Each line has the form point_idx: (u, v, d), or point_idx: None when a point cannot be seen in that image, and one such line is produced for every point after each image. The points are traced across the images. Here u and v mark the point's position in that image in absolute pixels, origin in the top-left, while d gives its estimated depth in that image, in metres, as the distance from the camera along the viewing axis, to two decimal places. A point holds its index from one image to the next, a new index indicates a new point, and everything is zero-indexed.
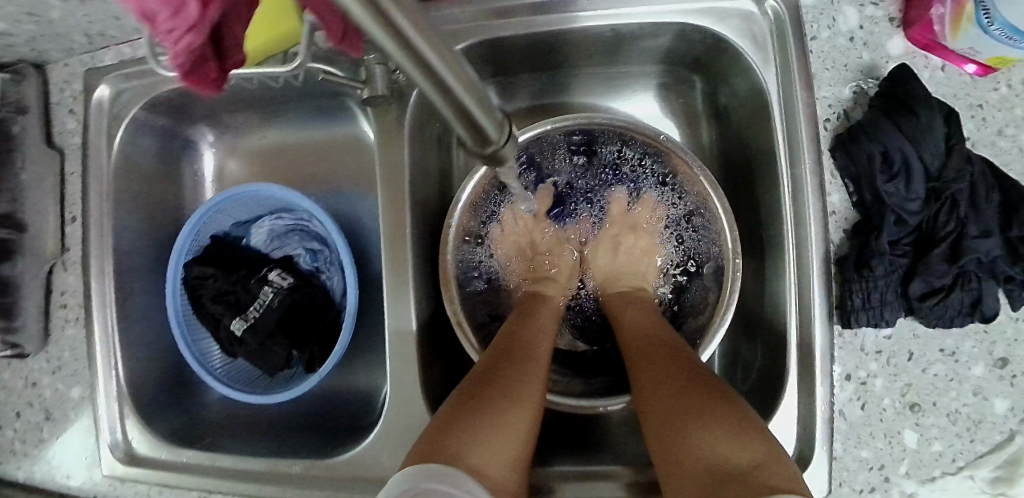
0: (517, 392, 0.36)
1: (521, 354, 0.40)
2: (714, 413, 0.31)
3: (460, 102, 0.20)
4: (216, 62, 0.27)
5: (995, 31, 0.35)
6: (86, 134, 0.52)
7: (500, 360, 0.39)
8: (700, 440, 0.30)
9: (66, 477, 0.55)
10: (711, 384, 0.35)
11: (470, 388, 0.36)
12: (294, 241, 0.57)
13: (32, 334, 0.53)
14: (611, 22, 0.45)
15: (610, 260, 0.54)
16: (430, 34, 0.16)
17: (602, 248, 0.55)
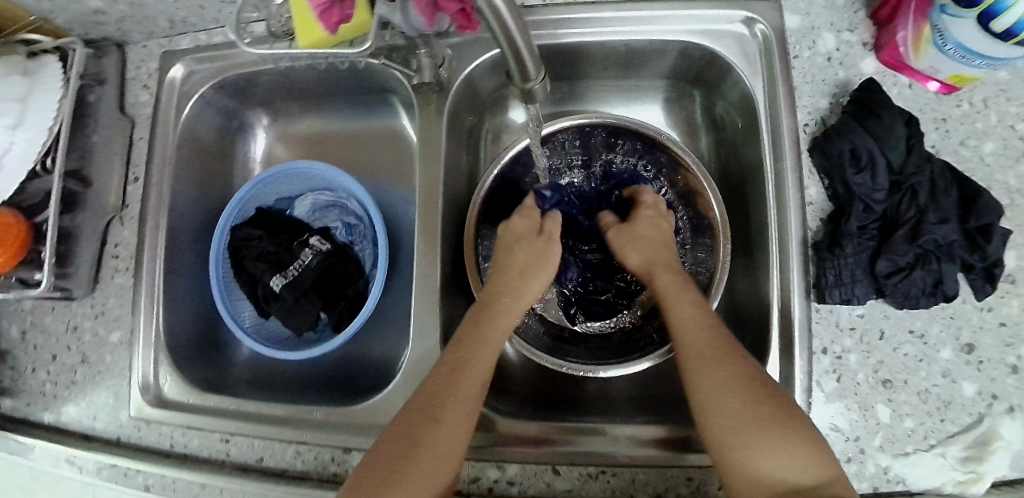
0: (445, 426, 0.40)
1: (461, 379, 0.42)
2: (783, 434, 0.37)
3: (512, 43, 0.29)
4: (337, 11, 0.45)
5: (949, 50, 0.42)
6: (158, 105, 0.59)
7: (448, 382, 0.42)
8: (773, 461, 0.37)
9: (91, 419, 0.58)
10: (774, 396, 0.39)
11: (406, 424, 0.40)
12: (333, 215, 0.62)
13: (82, 280, 0.58)
14: (625, 38, 0.53)
15: (632, 245, 0.54)
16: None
17: (623, 235, 0.55)
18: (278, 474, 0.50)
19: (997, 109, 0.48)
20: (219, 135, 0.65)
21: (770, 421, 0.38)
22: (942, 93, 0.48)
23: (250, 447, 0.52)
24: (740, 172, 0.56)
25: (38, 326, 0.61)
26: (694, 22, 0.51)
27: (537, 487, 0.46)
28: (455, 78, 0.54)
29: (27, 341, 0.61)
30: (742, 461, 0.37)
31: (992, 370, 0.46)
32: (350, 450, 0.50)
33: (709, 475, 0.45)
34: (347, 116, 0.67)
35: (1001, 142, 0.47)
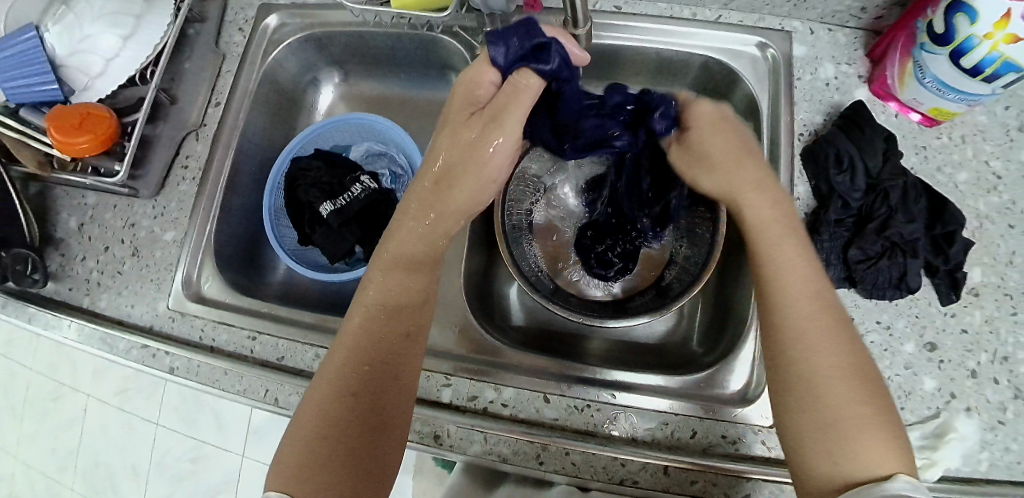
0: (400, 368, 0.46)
1: (390, 354, 0.46)
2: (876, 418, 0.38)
3: None
4: None
5: (927, 82, 0.50)
6: (250, 47, 0.68)
7: (387, 334, 0.46)
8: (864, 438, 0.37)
9: (129, 307, 0.63)
10: (866, 382, 0.39)
11: (363, 386, 0.44)
12: (382, 163, 0.70)
13: (150, 182, 0.65)
14: (657, 46, 0.62)
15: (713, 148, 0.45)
16: None
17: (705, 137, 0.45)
18: (295, 373, 0.55)
19: (974, 145, 0.55)
20: (292, 84, 0.74)
21: (863, 396, 0.39)
22: (924, 125, 0.55)
23: (273, 346, 0.56)
24: None
25: (97, 220, 0.68)
26: (716, 40, 0.61)
27: (527, 412, 0.50)
28: None
29: (85, 233, 0.68)
30: (829, 452, 0.38)
31: (952, 370, 0.51)
32: None
33: (687, 423, 0.49)
34: (405, 86, 0.76)
35: (972, 174, 0.55)
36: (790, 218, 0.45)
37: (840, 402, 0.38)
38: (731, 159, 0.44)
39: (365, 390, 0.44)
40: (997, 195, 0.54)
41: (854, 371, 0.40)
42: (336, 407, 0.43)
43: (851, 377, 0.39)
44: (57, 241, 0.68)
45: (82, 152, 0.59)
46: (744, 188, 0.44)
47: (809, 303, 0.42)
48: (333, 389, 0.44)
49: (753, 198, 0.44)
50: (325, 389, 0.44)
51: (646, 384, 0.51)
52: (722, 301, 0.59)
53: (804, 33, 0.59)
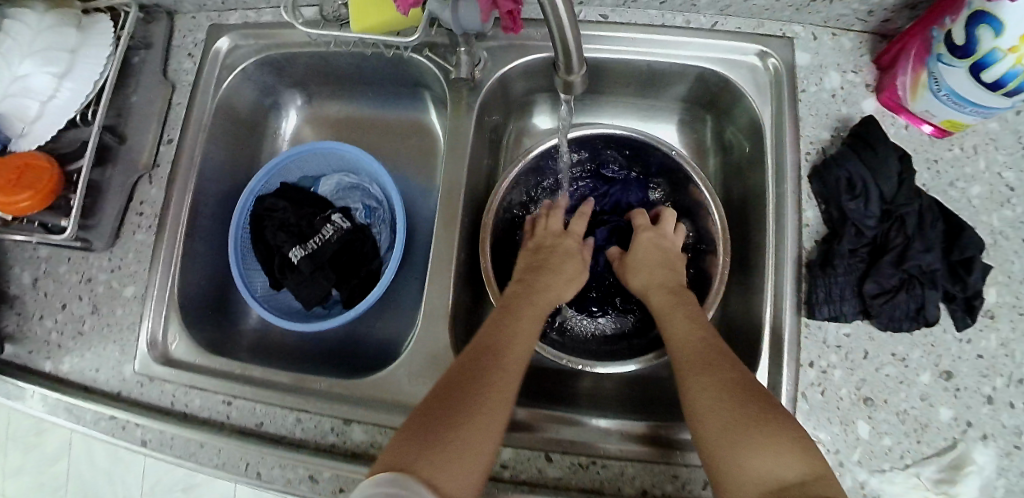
0: (500, 386, 0.43)
1: (485, 370, 0.44)
2: (766, 425, 0.39)
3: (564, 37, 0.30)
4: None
5: (943, 95, 0.46)
6: (200, 73, 0.62)
7: (491, 350, 0.45)
8: (763, 453, 0.37)
9: (93, 370, 0.58)
10: (751, 396, 0.41)
11: (457, 390, 0.42)
12: (355, 196, 0.65)
13: (104, 232, 0.59)
14: (647, 58, 0.57)
15: (649, 253, 0.57)
16: None
17: (642, 245, 0.58)
18: (276, 440, 0.51)
19: (987, 156, 0.52)
20: (253, 110, 0.67)
21: (755, 414, 0.39)
22: (934, 136, 0.52)
23: (251, 411, 0.53)
24: (743, 193, 0.59)
25: (51, 275, 0.62)
26: (713, 49, 0.56)
27: (530, 472, 0.47)
28: (487, 79, 0.58)
29: (39, 289, 0.62)
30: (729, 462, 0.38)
31: (968, 397, 0.49)
32: (351, 422, 0.50)
33: (698, 474, 0.46)
34: (376, 106, 0.71)
35: (986, 187, 0.51)
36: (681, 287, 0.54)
37: (727, 426, 0.39)
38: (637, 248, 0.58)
39: (452, 394, 0.41)
40: (1011, 208, 0.51)
41: (737, 387, 0.42)
42: (432, 402, 0.41)
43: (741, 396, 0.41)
44: (10, 299, 0.62)
45: (22, 209, 0.53)
46: (655, 276, 0.55)
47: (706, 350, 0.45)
48: (435, 389, 0.43)
49: (659, 280, 0.55)
50: (422, 402, 0.42)
51: (650, 433, 0.49)
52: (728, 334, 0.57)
53: (805, 39, 0.55)
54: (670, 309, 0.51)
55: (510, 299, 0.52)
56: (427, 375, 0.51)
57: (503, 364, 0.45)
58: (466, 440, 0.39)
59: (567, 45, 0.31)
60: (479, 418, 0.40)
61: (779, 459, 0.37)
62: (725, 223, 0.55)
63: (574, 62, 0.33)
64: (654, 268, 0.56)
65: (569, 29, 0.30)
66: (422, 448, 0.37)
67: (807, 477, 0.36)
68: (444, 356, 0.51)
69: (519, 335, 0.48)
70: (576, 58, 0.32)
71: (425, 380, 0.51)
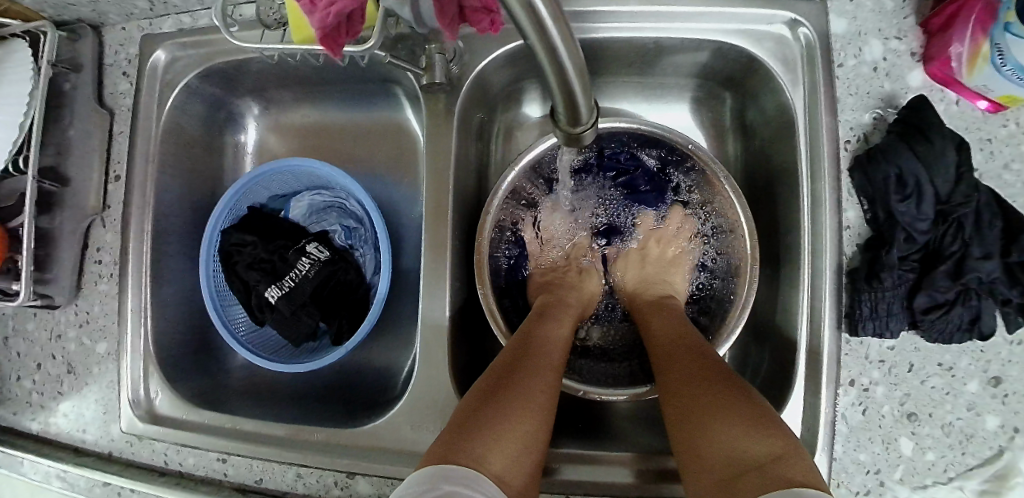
0: (543, 377, 0.40)
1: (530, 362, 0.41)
2: (730, 405, 0.35)
3: (570, 90, 0.23)
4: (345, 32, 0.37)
5: (1007, 70, 0.39)
6: (139, 96, 0.54)
7: (533, 344, 0.43)
8: (720, 436, 0.33)
9: (80, 431, 0.55)
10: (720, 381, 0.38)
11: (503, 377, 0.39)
12: (331, 217, 0.59)
13: (64, 287, 0.54)
14: (654, 35, 0.49)
15: (638, 271, 0.56)
16: (565, 26, 0.20)
17: (630, 262, 0.58)
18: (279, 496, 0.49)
19: None
20: (208, 127, 0.60)
21: (716, 399, 0.36)
22: (989, 112, 0.45)
23: (248, 468, 0.50)
24: (769, 184, 0.53)
25: (20, 333, 0.57)
26: (731, 22, 0.47)
27: None
28: (466, 76, 0.50)
29: (10, 348, 0.58)
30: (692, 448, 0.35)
31: (1017, 404, 0.45)
32: (354, 474, 0.48)
33: None
34: (347, 108, 0.63)
35: None
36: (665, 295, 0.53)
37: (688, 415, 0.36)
38: (630, 259, 0.58)
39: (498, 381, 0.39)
40: None
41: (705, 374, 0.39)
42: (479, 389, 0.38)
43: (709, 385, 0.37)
44: None
45: None
46: (641, 285, 0.55)
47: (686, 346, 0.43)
48: (479, 384, 0.39)
49: (650, 293, 0.54)
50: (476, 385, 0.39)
51: (662, 468, 0.45)
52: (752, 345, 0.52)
53: (841, 1, 0.47)
54: (652, 315, 0.50)
55: (545, 308, 0.50)
56: (431, 420, 0.48)
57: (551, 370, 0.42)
58: (521, 440, 0.35)
59: (573, 94, 0.23)
60: (528, 404, 0.37)
61: (731, 443, 0.32)
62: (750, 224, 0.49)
63: (587, 110, 0.25)
64: (646, 279, 0.55)
65: (575, 75, 0.22)
66: (487, 440, 0.33)
67: (763, 459, 0.31)
68: (446, 399, 0.48)
69: (558, 341, 0.45)
70: (587, 107, 0.24)
71: (429, 426, 0.47)
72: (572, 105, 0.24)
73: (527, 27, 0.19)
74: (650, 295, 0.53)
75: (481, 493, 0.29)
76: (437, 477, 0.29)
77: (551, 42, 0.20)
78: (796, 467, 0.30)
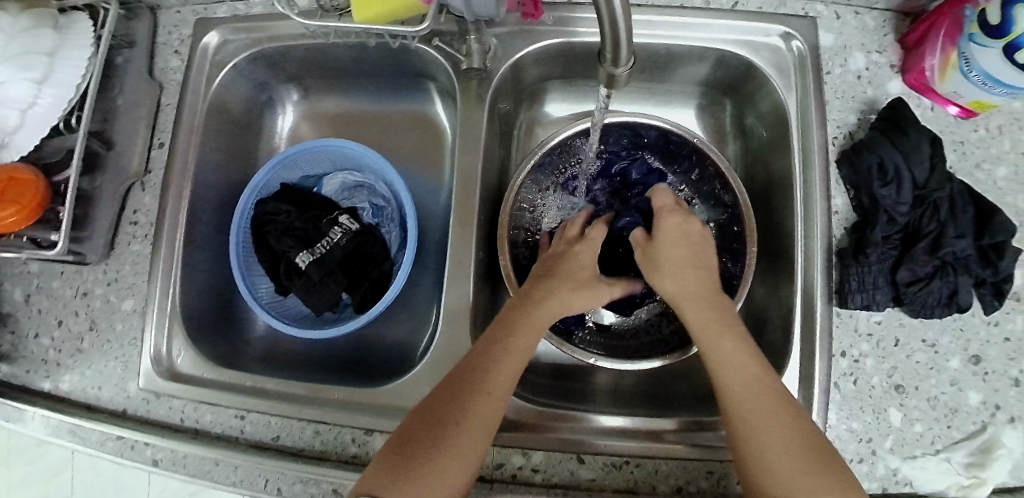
0: (484, 391, 0.41)
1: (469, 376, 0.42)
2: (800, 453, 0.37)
3: (615, 29, 0.28)
4: None
5: (973, 77, 0.45)
6: (190, 72, 0.58)
7: (484, 352, 0.43)
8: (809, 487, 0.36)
9: (96, 389, 0.56)
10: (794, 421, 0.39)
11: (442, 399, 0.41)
12: (360, 196, 0.63)
13: (97, 244, 0.56)
14: (667, 41, 0.55)
15: (681, 255, 0.48)
16: None
17: (670, 241, 0.49)
18: (295, 453, 0.49)
19: (1012, 136, 0.51)
20: (247, 108, 0.64)
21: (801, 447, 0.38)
22: (961, 117, 0.51)
23: (266, 425, 0.51)
24: (766, 180, 0.58)
25: (44, 291, 0.59)
26: (734, 32, 0.54)
27: (561, 475, 0.46)
28: (498, 68, 0.55)
29: (32, 306, 0.59)
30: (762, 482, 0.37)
31: (996, 382, 0.49)
32: (372, 432, 0.49)
33: (731, 469, 0.46)
34: (378, 100, 0.68)
35: (1012, 167, 0.50)
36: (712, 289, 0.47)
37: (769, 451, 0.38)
38: (671, 239, 0.50)
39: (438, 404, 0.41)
40: None
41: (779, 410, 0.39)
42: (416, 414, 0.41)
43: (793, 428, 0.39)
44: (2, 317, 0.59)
45: (8, 226, 0.49)
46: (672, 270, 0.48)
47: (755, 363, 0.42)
48: (427, 404, 0.41)
49: (694, 288, 0.46)
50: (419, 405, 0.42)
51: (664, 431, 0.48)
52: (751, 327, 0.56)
53: (828, 19, 0.53)
54: (711, 336, 0.43)
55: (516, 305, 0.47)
56: None
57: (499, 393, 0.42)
58: (451, 466, 0.38)
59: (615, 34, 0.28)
60: (459, 430, 0.39)
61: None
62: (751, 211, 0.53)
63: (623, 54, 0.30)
64: (675, 262, 0.48)
65: (622, 14, 0.27)
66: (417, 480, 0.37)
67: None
68: None
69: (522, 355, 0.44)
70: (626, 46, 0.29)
71: None
72: (614, 41, 0.29)
73: None
74: (689, 288, 0.47)
75: None
76: None
77: None
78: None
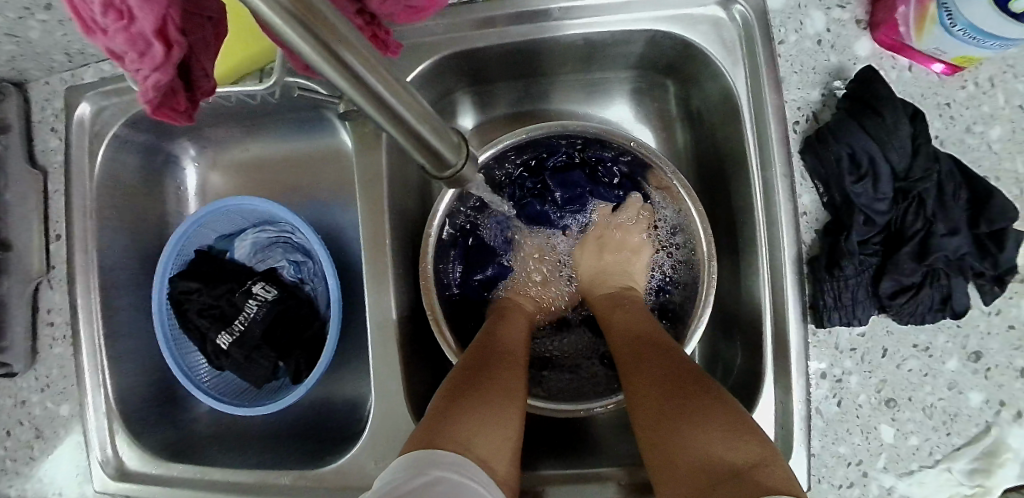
0: (508, 359, 0.41)
1: (487, 352, 0.41)
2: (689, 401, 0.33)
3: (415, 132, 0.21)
4: (186, 93, 0.28)
5: (959, 31, 0.37)
6: (69, 151, 0.51)
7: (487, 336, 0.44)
8: (700, 438, 0.30)
9: (57, 494, 0.55)
10: (692, 382, 0.35)
11: (470, 366, 0.39)
12: (278, 253, 0.57)
13: (19, 353, 0.53)
14: (581, 31, 0.45)
15: (596, 260, 0.55)
16: (391, 81, 0.19)
17: (588, 251, 0.56)
18: None
19: (1006, 86, 0.42)
20: (144, 174, 0.58)
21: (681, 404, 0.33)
22: (946, 74, 0.42)
23: None
24: (717, 169, 0.50)
25: None
26: (664, 7, 0.44)
27: None
28: None
29: None
30: (658, 443, 0.32)
31: (1000, 377, 0.43)
32: None
33: None
34: (286, 139, 0.60)
35: (1010, 125, 0.42)
36: (620, 275, 0.53)
37: (672, 430, 0.32)
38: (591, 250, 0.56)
39: (471, 371, 0.38)
40: None
41: (674, 377, 0.36)
42: (457, 376, 0.37)
43: (673, 384, 0.35)
44: None
45: None
46: (585, 274, 0.55)
47: (659, 352, 0.39)
48: (444, 385, 0.36)
49: (603, 280, 0.53)
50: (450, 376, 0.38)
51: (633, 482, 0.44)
52: (726, 339, 0.50)
53: None
54: (613, 312, 0.48)
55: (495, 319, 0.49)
56: (394, 454, 0.46)
57: (503, 378, 0.38)
58: (501, 425, 0.33)
59: (420, 135, 0.22)
60: (502, 386, 0.37)
61: (706, 439, 0.29)
62: (709, 246, 0.47)
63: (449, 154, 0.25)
64: (601, 265, 0.54)
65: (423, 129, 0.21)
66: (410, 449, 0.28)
67: (746, 465, 0.27)
68: (408, 430, 0.46)
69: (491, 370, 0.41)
70: (447, 150, 0.24)
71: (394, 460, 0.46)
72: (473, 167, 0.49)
73: (339, 81, 0.17)
74: (607, 290, 0.52)
75: (469, 483, 0.26)
76: (421, 463, 0.26)
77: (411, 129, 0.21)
78: (782, 475, 0.27)
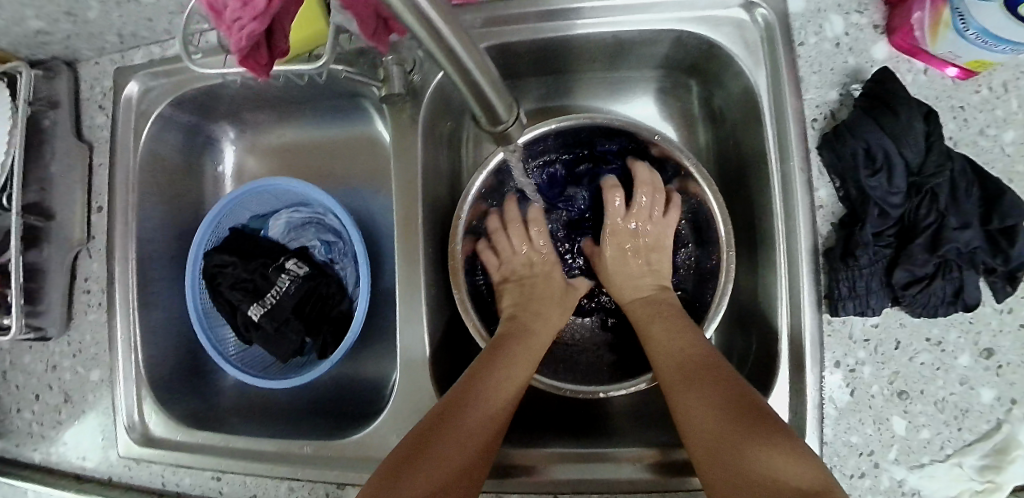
0: (500, 389, 0.42)
1: (484, 379, 0.42)
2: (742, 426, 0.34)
3: (475, 82, 0.24)
4: (267, 51, 0.36)
5: (971, 34, 0.38)
6: (116, 128, 0.54)
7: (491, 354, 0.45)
8: (763, 465, 0.32)
9: (81, 458, 0.56)
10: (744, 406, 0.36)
11: (453, 398, 0.40)
12: (310, 233, 0.59)
13: (55, 318, 0.55)
14: (611, 29, 0.48)
15: (620, 264, 0.54)
16: (461, 35, 0.21)
17: (611, 260, 0.54)
18: None
19: (1019, 92, 0.44)
20: (184, 153, 0.60)
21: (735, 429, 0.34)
22: (960, 78, 0.44)
23: (241, 485, 0.52)
24: (738, 165, 0.52)
25: (17, 367, 0.58)
26: (689, 9, 0.46)
27: None
28: (429, 84, 0.49)
29: (7, 382, 0.58)
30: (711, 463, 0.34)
31: (1012, 375, 0.44)
32: (343, 486, 0.49)
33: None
34: (321, 126, 0.63)
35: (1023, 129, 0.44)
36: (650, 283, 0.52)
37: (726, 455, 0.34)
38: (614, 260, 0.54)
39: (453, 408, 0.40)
40: None
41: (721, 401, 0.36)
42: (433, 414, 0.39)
43: (722, 407, 0.36)
44: None
45: None
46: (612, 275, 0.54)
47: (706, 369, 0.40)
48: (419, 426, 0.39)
49: (632, 281, 0.53)
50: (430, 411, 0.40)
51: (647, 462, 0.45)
52: (741, 331, 0.51)
53: None
54: (651, 322, 0.48)
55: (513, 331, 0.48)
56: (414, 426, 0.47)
57: (482, 419, 0.39)
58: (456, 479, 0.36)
59: (478, 85, 0.24)
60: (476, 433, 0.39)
61: (769, 466, 0.32)
62: (730, 239, 0.48)
63: (502, 106, 0.27)
64: (623, 263, 0.54)
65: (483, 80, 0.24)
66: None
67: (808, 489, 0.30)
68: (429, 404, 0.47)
69: (503, 384, 0.42)
70: (499, 101, 0.27)
71: None
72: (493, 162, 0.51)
73: (418, 30, 0.19)
74: (641, 291, 0.52)
75: None
76: None
77: (473, 78, 0.23)
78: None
